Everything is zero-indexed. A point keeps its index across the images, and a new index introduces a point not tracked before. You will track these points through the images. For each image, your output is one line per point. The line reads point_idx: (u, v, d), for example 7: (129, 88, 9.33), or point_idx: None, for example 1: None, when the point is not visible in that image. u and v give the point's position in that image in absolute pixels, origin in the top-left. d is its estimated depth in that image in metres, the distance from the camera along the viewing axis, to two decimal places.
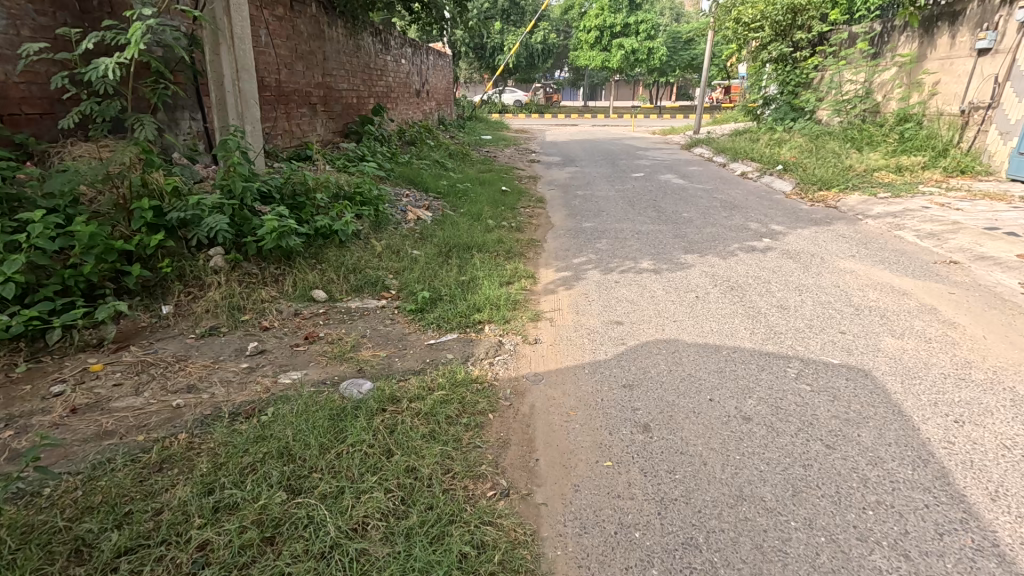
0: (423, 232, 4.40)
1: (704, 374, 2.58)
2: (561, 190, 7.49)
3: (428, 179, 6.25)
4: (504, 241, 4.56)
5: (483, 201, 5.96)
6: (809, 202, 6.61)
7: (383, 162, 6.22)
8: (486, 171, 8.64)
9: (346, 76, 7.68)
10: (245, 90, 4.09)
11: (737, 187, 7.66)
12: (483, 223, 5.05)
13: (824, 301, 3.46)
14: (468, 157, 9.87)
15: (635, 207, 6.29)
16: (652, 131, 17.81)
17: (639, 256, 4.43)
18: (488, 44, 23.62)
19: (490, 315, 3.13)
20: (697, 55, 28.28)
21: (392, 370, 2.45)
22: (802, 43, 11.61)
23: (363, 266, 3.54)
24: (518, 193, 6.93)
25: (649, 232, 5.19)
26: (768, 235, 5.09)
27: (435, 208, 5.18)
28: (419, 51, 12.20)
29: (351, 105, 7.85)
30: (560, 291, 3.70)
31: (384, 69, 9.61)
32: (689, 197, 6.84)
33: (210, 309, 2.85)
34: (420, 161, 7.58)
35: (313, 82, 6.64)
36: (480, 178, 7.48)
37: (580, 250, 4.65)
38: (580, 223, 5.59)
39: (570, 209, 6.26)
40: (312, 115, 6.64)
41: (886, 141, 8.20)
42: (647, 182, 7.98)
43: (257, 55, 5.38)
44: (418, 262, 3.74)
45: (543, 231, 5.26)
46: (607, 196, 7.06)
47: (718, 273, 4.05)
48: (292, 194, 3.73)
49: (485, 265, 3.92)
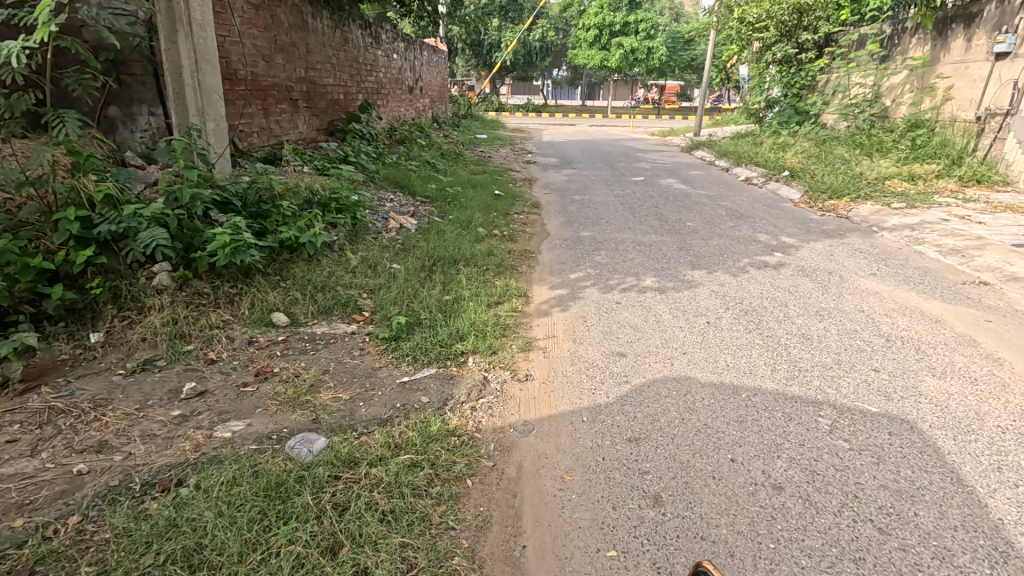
0: (405, 242, 4.01)
1: (722, 424, 2.20)
2: (558, 195, 7.10)
3: (416, 181, 5.86)
4: (494, 253, 4.18)
5: (474, 206, 5.57)
6: (818, 212, 6.27)
7: (368, 163, 5.83)
8: (480, 173, 8.25)
9: (331, 70, 7.27)
10: (207, 83, 3.66)
11: (742, 193, 7.32)
12: (473, 231, 4.67)
13: (849, 329, 3.10)
14: (462, 157, 9.49)
15: (637, 214, 5.92)
16: (651, 132, 17.47)
17: (641, 271, 4.06)
18: (485, 41, 23.18)
19: (475, 344, 2.75)
20: (697, 56, 27.94)
21: (354, 420, 2.06)
22: (808, 45, 11.27)
23: (333, 284, 3.14)
24: (512, 197, 6.54)
25: (651, 243, 4.82)
26: (779, 249, 4.73)
27: (421, 215, 4.79)
28: (412, 46, 11.78)
29: (337, 101, 7.44)
30: (555, 313, 3.32)
31: (374, 64, 9.19)
32: (692, 204, 6.48)
33: (148, 338, 2.45)
34: (409, 161, 7.18)
35: (295, 76, 6.23)
36: (473, 180, 7.09)
37: (577, 263, 4.27)
38: (577, 232, 5.22)
39: (567, 216, 5.89)
40: (293, 111, 6.22)
41: (896, 147, 7.87)
42: (647, 187, 7.61)
43: (229, 45, 4.96)
44: (396, 279, 3.35)
45: (537, 241, 4.88)
46: (606, 201, 6.69)
47: (729, 293, 3.68)
48: (256, 201, 3.32)
49: (472, 282, 3.53)
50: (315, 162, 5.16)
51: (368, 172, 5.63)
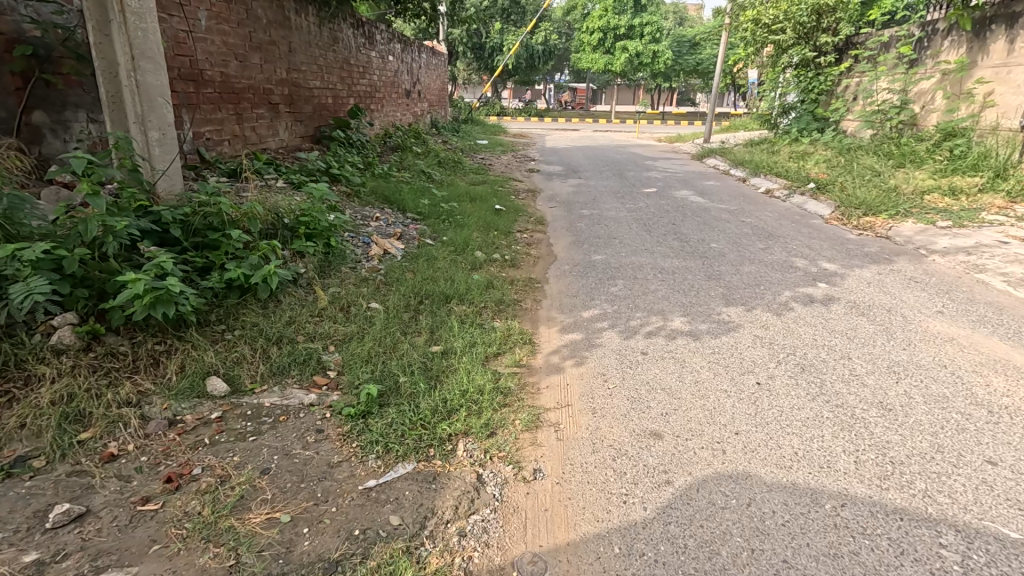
0: (388, 273, 3.39)
1: (812, 564, 1.56)
2: (565, 209, 6.50)
3: (407, 195, 5.26)
4: (494, 286, 3.56)
5: (472, 224, 4.98)
6: (854, 230, 5.66)
7: (354, 175, 5.23)
8: (479, 183, 7.66)
9: (318, 72, 6.69)
10: (149, 85, 2.99)
11: (765, 207, 6.73)
12: (470, 256, 4.07)
13: (935, 395, 2.47)
14: (461, 166, 8.91)
15: (654, 232, 5.32)
16: (657, 138, 16.95)
17: (667, 309, 3.44)
18: (487, 44, 22.65)
19: (467, 422, 2.13)
20: (702, 60, 27.37)
21: (290, 567, 1.44)
22: (826, 49, 10.68)
23: (293, 335, 2.53)
24: (514, 213, 5.93)
25: (674, 270, 4.21)
26: (822, 278, 4.11)
27: (410, 237, 4.18)
28: (410, 47, 11.21)
29: (324, 106, 6.86)
30: (568, 368, 2.70)
31: (368, 66, 8.61)
32: (713, 221, 5.88)
33: (30, 423, 1.83)
34: (402, 172, 6.59)
35: (275, 78, 5.64)
36: (471, 192, 6.49)
37: (591, 297, 3.66)
38: (588, 255, 4.62)
39: (575, 235, 5.29)
40: (273, 116, 5.63)
41: (930, 158, 7.26)
42: (661, 201, 7.01)
43: (194, 41, 4.36)
44: (373, 325, 2.74)
45: (543, 267, 4.28)
46: (618, 217, 6.08)
47: (775, 338, 3.07)
48: (201, 229, 2.70)
49: (465, 327, 2.91)
50: (293, 175, 4.56)
51: (354, 186, 5.02)
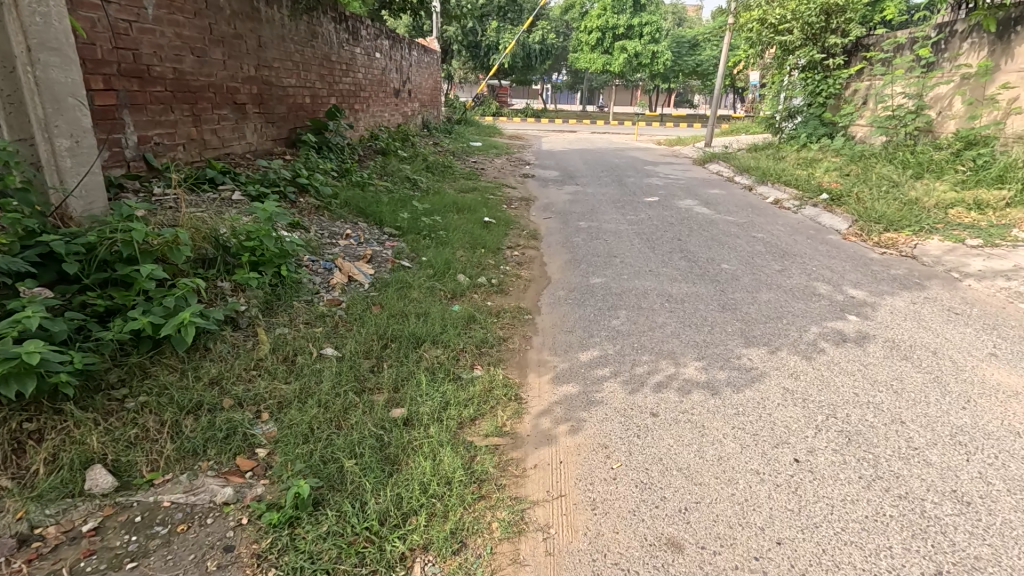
0: (351, 307, 2.88)
1: None
2: (560, 220, 6.00)
3: (386, 207, 4.74)
4: (476, 320, 3.06)
5: (456, 240, 4.47)
6: (876, 248, 5.18)
7: (326, 184, 4.72)
8: (469, 190, 7.15)
9: (294, 70, 6.17)
10: (56, 82, 2.46)
11: (776, 219, 6.25)
12: (450, 282, 3.56)
13: (1017, 478, 1.99)
14: (451, 170, 8.41)
15: (658, 250, 4.84)
16: (658, 141, 16.49)
17: (678, 351, 2.94)
18: (483, 42, 22.11)
19: (428, 531, 1.63)
20: (702, 61, 26.93)
21: None
22: (835, 50, 10.21)
23: (216, 400, 2.03)
24: (505, 226, 5.42)
25: (683, 298, 3.72)
26: (849, 309, 3.63)
27: (382, 258, 3.67)
28: (400, 44, 10.68)
29: (300, 106, 6.33)
30: (561, 436, 2.20)
31: (351, 64, 8.08)
32: (722, 236, 5.40)
33: None
34: (384, 179, 6.08)
35: (241, 75, 5.11)
36: (459, 201, 5.98)
37: (589, 333, 3.16)
38: (586, 278, 4.12)
39: (572, 252, 4.81)
40: (238, 118, 5.11)
41: (951, 168, 6.80)
42: (664, 212, 6.52)
43: (139, 33, 3.83)
44: (321, 382, 2.23)
45: (534, 293, 3.78)
46: (618, 230, 5.59)
47: (809, 391, 2.58)
48: (109, 262, 2.20)
49: (437, 380, 2.41)
50: (253, 185, 4.04)
51: (325, 197, 4.51)
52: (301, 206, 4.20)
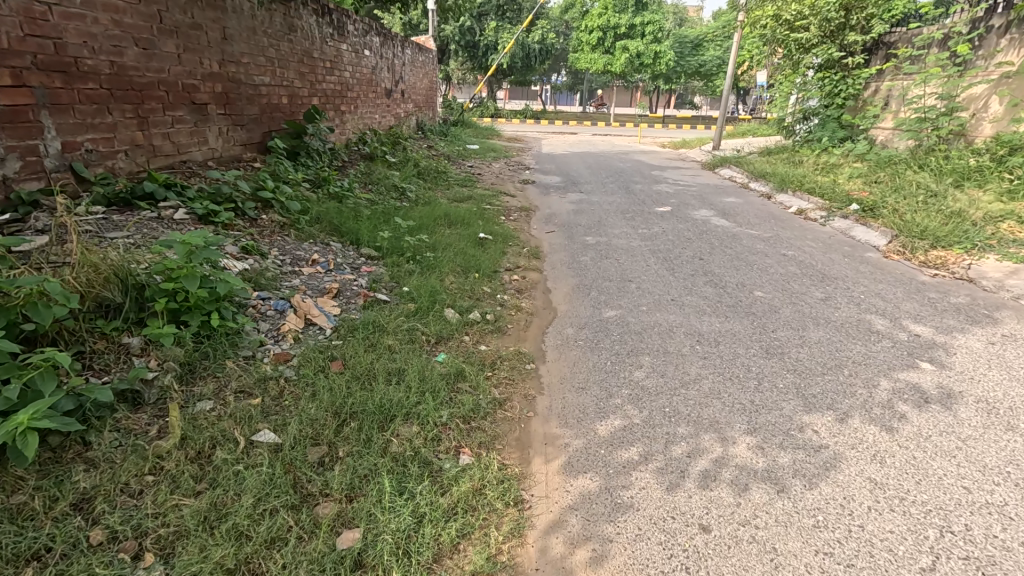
0: (303, 362, 2.25)
1: None
2: (565, 235, 5.37)
3: (365, 224, 4.11)
4: (465, 377, 2.43)
5: (445, 263, 3.84)
6: (924, 269, 4.56)
7: (296, 197, 4.09)
8: (463, 200, 6.52)
9: (268, 66, 5.54)
10: None
11: (805, 234, 5.62)
12: (435, 320, 2.94)
13: None
14: (444, 177, 7.78)
15: (679, 273, 4.22)
16: (663, 144, 15.89)
17: (721, 419, 2.31)
18: (481, 42, 21.44)
19: None
20: (705, 62, 26.36)
21: None
22: (855, 48, 9.59)
23: (77, 536, 1.38)
24: (503, 243, 4.80)
25: (717, 338, 3.10)
26: (918, 353, 3.01)
27: (353, 290, 3.04)
28: (391, 42, 10.06)
29: (275, 107, 5.70)
30: (579, 572, 1.57)
31: (337, 61, 7.44)
32: (748, 254, 4.78)
33: None
34: (368, 190, 5.45)
35: (201, 72, 4.48)
36: (451, 213, 5.35)
37: (608, 391, 2.53)
38: (598, 310, 3.49)
39: (580, 275, 4.18)
40: (198, 120, 4.48)
41: (994, 176, 6.18)
42: (678, 224, 5.90)
43: (63, 19, 3.20)
44: (241, 493, 1.59)
45: (538, 332, 3.15)
46: (631, 247, 4.97)
47: (905, 484, 1.94)
48: None
49: (409, 478, 1.78)
50: (203, 201, 3.40)
51: (293, 213, 3.88)
52: (263, 225, 3.57)
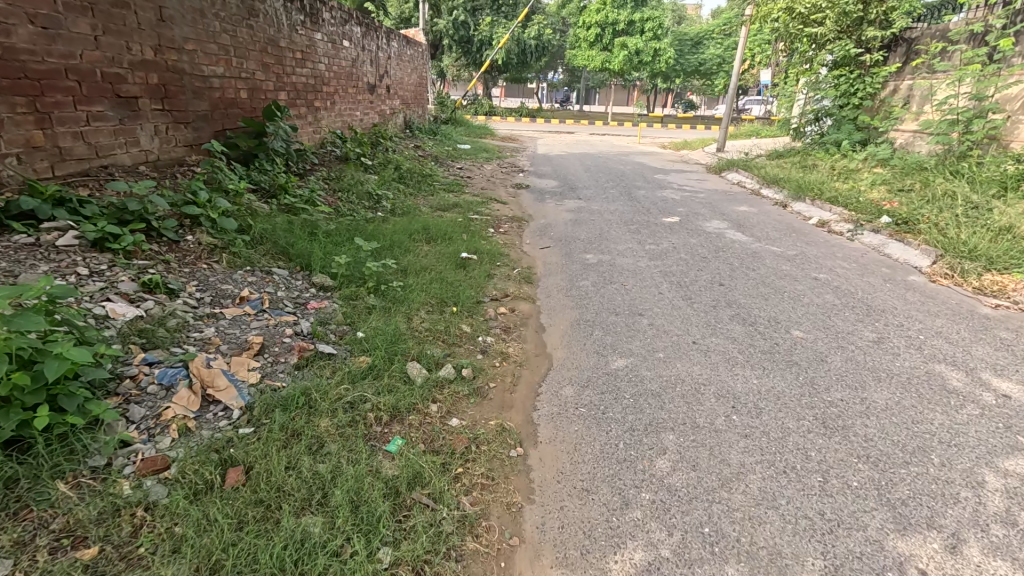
0: (178, 476, 1.53)
1: None
2: (561, 252, 4.68)
3: (320, 246, 3.41)
4: (424, 484, 1.73)
5: (414, 295, 3.16)
6: (982, 298, 3.89)
7: (236, 212, 3.37)
8: (447, 209, 5.82)
9: (220, 55, 4.82)
10: None
11: (834, 251, 4.95)
12: (392, 383, 2.24)
13: None
14: (428, 181, 7.08)
15: (697, 304, 3.54)
16: (663, 145, 15.25)
17: (785, 550, 1.63)
18: (475, 37, 20.64)
19: None
20: (705, 60, 25.74)
21: None
22: (874, 44, 8.96)
23: None
24: (489, 264, 4.10)
25: (757, 403, 2.42)
26: (1017, 425, 2.34)
27: (286, 342, 2.31)
28: (375, 33, 9.34)
29: (229, 102, 4.98)
30: None
31: (309, 53, 6.71)
32: (775, 279, 4.11)
33: None
34: (334, 201, 4.74)
35: (130, 59, 3.76)
36: (431, 226, 4.65)
37: (623, 496, 1.84)
38: (604, 358, 2.80)
39: (580, 306, 3.49)
40: (126, 117, 3.76)
41: None
42: (690, 238, 5.23)
43: None
44: None
45: (527, 392, 2.46)
46: (638, 268, 4.28)
47: None
48: None
49: None
50: (105, 220, 2.67)
51: (229, 233, 3.15)
52: (184, 250, 2.85)
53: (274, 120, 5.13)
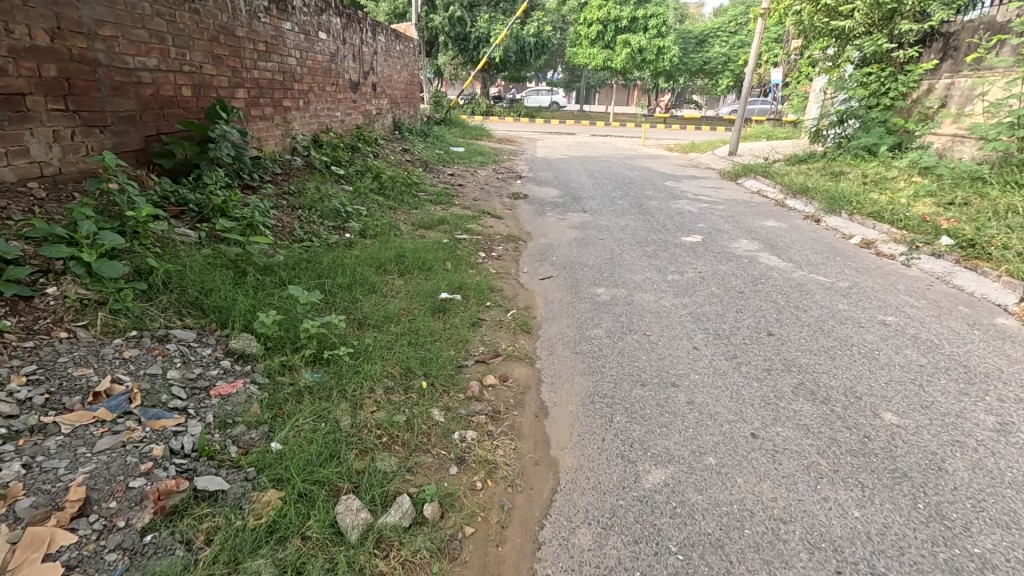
0: None
1: None
2: (566, 285, 3.84)
3: (248, 293, 2.57)
4: None
5: (368, 367, 2.31)
6: None
7: (135, 249, 2.52)
8: (431, 228, 4.98)
9: (152, 43, 3.96)
10: None
11: (895, 283, 4.12)
12: (304, 553, 1.41)
13: None
14: (413, 191, 6.24)
15: (746, 369, 2.71)
16: (670, 147, 14.43)
17: None
18: (471, 34, 19.73)
19: None
20: (710, 59, 24.91)
21: None
22: (908, 39, 8.13)
23: None
24: (476, 306, 3.26)
25: (872, 563, 1.59)
26: None
27: (135, 485, 1.45)
28: (358, 25, 8.48)
29: (166, 101, 4.12)
30: None
31: (275, 44, 5.85)
32: (835, 326, 3.27)
33: None
34: (288, 224, 3.91)
35: (12, 45, 2.91)
36: (406, 254, 3.81)
37: None
38: (632, 470, 1.97)
39: (594, 372, 2.65)
40: (6, 119, 2.92)
41: None
42: (718, 264, 4.40)
43: None
44: None
45: (521, 545, 1.63)
46: (664, 310, 3.43)
47: None
48: None
49: None
50: None
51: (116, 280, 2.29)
52: (36, 312, 2.01)
53: (220, 123, 4.24)
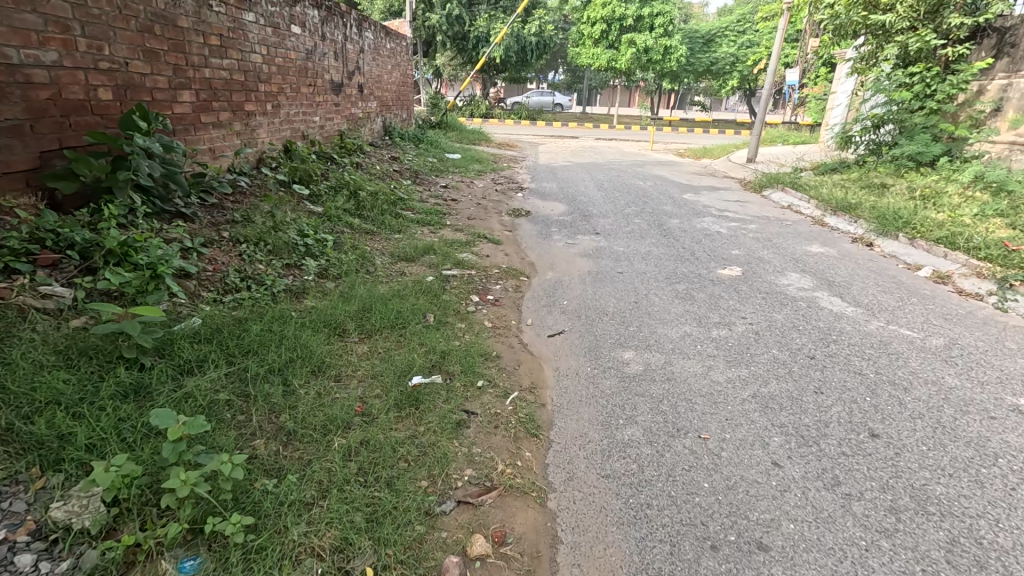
0: None
1: None
2: (583, 348, 2.94)
3: (104, 410, 1.68)
4: None
5: (275, 550, 1.42)
6: None
7: None
8: (414, 260, 4.08)
9: (49, 31, 3.06)
10: None
11: (1005, 339, 3.22)
12: None
13: None
14: (396, 210, 5.35)
15: (863, 512, 1.81)
16: (680, 153, 13.51)
17: None
18: (470, 34, 18.83)
19: None
20: (718, 59, 23.99)
21: None
22: (957, 36, 7.26)
23: None
24: (462, 392, 2.37)
25: None
26: None
27: None
28: (340, 20, 7.60)
29: (71, 106, 3.22)
30: None
31: (233, 38, 4.96)
32: (958, 418, 2.37)
33: None
34: (221, 266, 3.03)
35: None
36: (373, 310, 2.91)
37: None
38: None
39: (637, 519, 1.77)
40: None
41: None
42: (771, 311, 3.50)
43: None
44: None
45: None
46: (717, 391, 2.53)
47: None
48: None
49: None
50: None
51: None
52: None
53: (139, 134, 3.25)
